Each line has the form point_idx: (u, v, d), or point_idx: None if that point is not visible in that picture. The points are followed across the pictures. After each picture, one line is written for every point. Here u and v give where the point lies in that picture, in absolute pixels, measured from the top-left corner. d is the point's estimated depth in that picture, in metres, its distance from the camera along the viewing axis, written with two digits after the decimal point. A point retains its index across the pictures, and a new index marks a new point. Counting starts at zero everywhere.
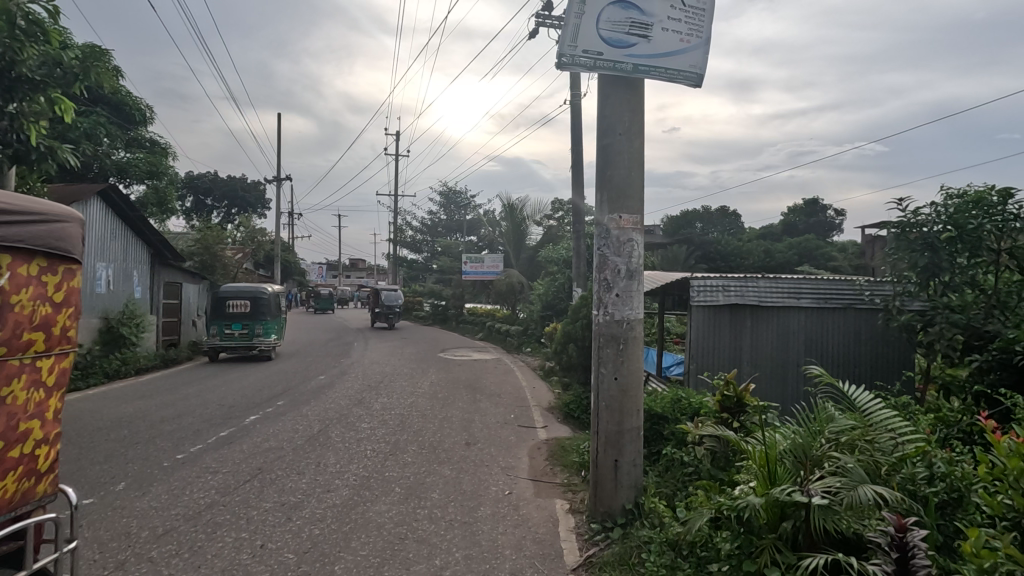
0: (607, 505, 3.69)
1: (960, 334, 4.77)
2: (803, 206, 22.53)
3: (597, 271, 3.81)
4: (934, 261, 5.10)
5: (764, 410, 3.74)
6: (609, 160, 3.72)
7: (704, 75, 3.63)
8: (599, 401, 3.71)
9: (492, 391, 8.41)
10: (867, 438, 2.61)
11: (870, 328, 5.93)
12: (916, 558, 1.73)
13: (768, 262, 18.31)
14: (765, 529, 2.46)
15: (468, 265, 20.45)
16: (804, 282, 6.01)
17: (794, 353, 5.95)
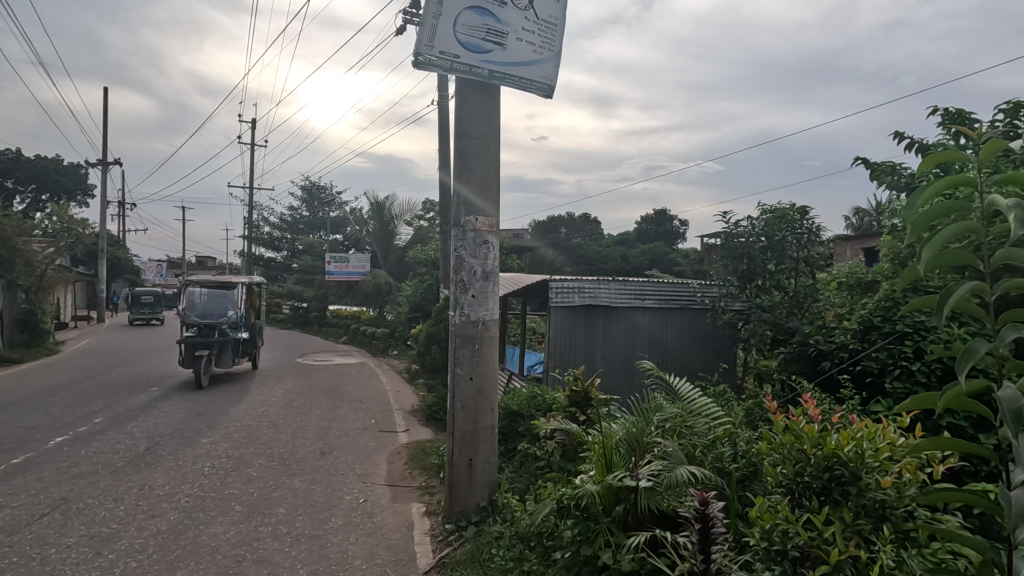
0: (462, 504, 3.72)
1: (768, 330, 5.56)
2: (654, 218, 24.64)
3: (453, 272, 3.83)
4: (750, 267, 5.89)
5: (608, 403, 4.02)
6: (465, 162, 3.76)
7: (555, 87, 3.82)
8: (455, 402, 3.73)
9: (353, 396, 8.10)
10: (688, 423, 2.92)
11: (701, 326, 6.64)
12: (714, 527, 1.95)
13: (623, 267, 19.78)
14: (601, 513, 2.65)
15: (332, 265, 19.53)
16: (648, 285, 6.59)
17: (638, 350, 6.50)
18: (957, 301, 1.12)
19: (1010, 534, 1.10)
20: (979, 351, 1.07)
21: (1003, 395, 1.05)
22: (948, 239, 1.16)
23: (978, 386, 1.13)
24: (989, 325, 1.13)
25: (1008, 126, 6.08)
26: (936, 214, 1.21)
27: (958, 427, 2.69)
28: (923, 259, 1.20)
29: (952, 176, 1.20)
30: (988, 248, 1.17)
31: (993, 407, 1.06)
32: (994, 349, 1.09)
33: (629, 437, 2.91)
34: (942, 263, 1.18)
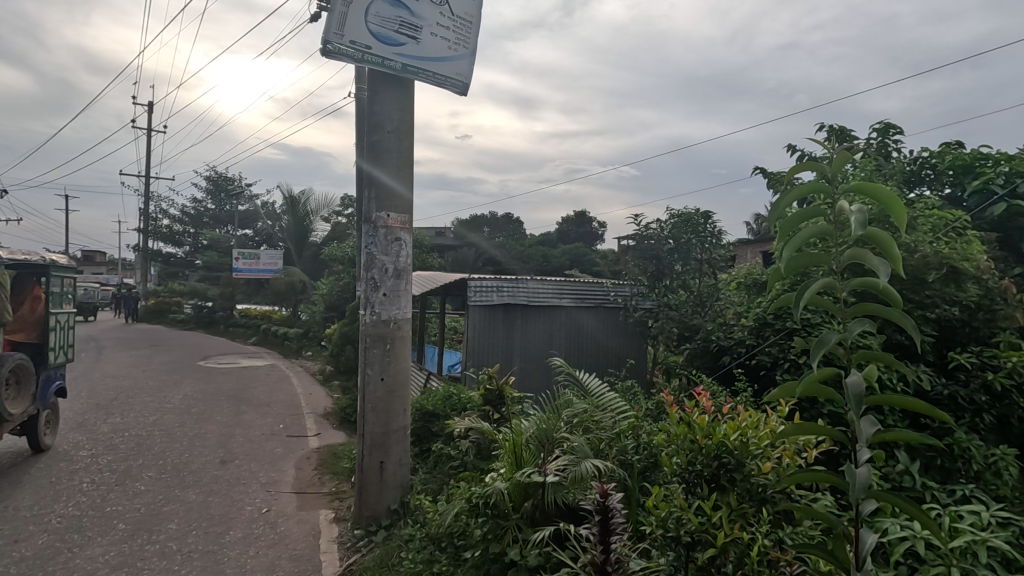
0: (372, 508, 3.62)
1: (675, 328, 5.85)
2: (574, 219, 25.19)
3: (364, 270, 3.72)
4: (658, 268, 6.23)
5: (521, 401, 4.06)
6: (377, 156, 3.66)
7: (469, 85, 3.81)
8: (365, 403, 3.62)
9: (261, 400, 7.66)
10: (595, 418, 3.01)
11: (615, 324, 6.88)
12: (614, 518, 2.00)
13: (544, 266, 20.12)
14: (511, 510, 2.67)
15: (240, 261, 18.35)
16: (566, 284, 6.73)
17: (555, 347, 6.62)
18: (810, 295, 1.24)
19: (853, 506, 1.22)
20: (828, 341, 1.18)
21: (848, 382, 1.16)
22: (804, 240, 1.29)
23: (830, 374, 1.24)
24: (838, 318, 1.26)
25: (880, 144, 6.80)
26: (796, 217, 1.34)
27: (834, 414, 2.95)
28: (784, 257, 1.32)
29: (807, 183, 1.33)
30: (837, 248, 1.30)
31: (840, 392, 1.17)
32: (842, 340, 1.21)
33: (539, 433, 2.95)
34: (801, 262, 1.31)
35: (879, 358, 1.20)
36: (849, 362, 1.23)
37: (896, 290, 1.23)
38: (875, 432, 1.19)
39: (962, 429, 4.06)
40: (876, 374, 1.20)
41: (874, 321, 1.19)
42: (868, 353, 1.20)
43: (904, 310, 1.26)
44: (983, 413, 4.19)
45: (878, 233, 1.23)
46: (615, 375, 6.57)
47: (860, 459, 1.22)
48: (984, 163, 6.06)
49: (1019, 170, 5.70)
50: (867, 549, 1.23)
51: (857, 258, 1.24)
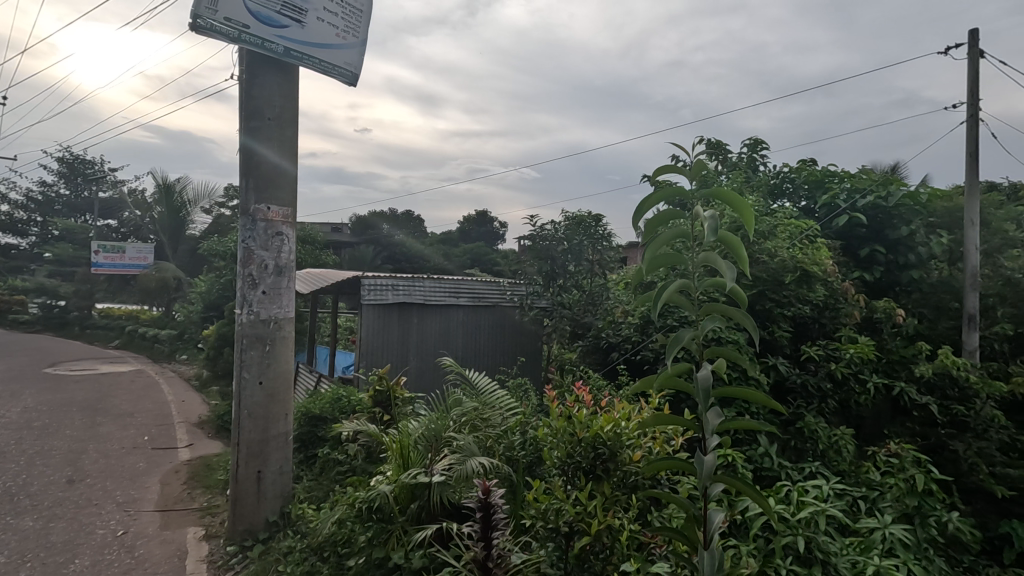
0: (248, 522, 3.37)
1: (568, 326, 6.05)
2: (476, 218, 25.18)
3: (240, 266, 3.45)
4: (553, 268, 6.42)
5: (413, 401, 4.00)
6: (256, 144, 3.41)
7: (359, 76, 3.68)
8: (240, 409, 3.37)
9: (122, 410, 6.87)
10: (483, 416, 3.03)
11: (511, 322, 6.99)
12: (496, 514, 2.01)
13: (445, 266, 19.91)
14: (396, 513, 2.61)
15: (101, 255, 16.35)
16: (463, 283, 6.71)
17: (452, 347, 6.59)
18: (667, 295, 1.33)
19: (698, 488, 1.33)
20: (681, 338, 1.27)
21: (698, 375, 1.25)
22: (663, 242, 1.38)
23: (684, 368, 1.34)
24: (693, 315, 1.36)
25: (749, 159, 7.52)
26: (659, 218, 1.42)
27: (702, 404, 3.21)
28: (646, 258, 1.41)
29: (669, 186, 1.41)
30: (694, 251, 1.40)
31: (691, 385, 1.26)
32: (695, 337, 1.30)
33: (427, 434, 2.92)
34: (661, 261, 1.40)
35: (727, 354, 1.31)
36: (701, 356, 1.34)
37: (741, 292, 1.33)
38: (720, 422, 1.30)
39: (811, 413, 4.60)
40: (725, 367, 1.31)
41: (722, 318, 1.30)
42: (717, 348, 1.31)
43: (748, 311, 1.37)
44: (828, 398, 4.77)
45: (727, 237, 1.33)
46: (507, 373, 6.68)
47: (708, 447, 1.32)
48: (831, 178, 6.90)
49: (858, 186, 6.57)
50: (716, 532, 1.32)
51: (709, 260, 1.33)
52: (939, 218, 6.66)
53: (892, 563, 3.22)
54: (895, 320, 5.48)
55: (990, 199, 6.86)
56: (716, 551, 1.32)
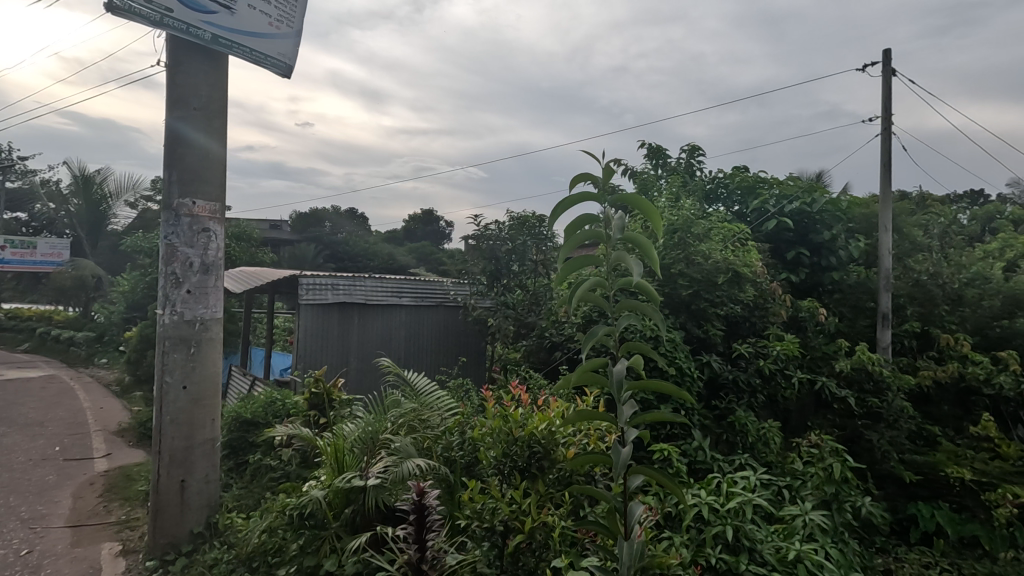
0: (170, 534, 3.19)
1: (511, 326, 6.06)
2: (422, 216, 24.85)
3: (162, 263, 3.26)
4: (497, 268, 6.44)
5: (351, 403, 3.90)
6: (180, 134, 3.23)
7: (293, 68, 3.56)
8: (162, 416, 3.18)
9: (31, 419, 6.34)
10: (421, 417, 2.99)
11: (454, 322, 6.95)
12: (430, 515, 1.99)
13: (390, 265, 19.48)
14: (330, 520, 2.54)
15: (7, 251, 15.01)
16: (406, 283, 6.61)
17: (395, 347, 6.48)
18: (579, 293, 1.46)
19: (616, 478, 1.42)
20: (595, 333, 1.43)
21: (613, 370, 1.37)
22: (576, 244, 1.51)
23: (598, 362, 1.46)
24: (607, 311, 1.44)
25: (687, 164, 7.80)
26: (575, 222, 1.52)
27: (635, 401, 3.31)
28: (563, 261, 1.55)
29: (582, 193, 1.51)
30: (607, 251, 1.48)
31: (607, 379, 1.39)
32: (608, 332, 1.45)
33: (362, 437, 2.85)
34: (577, 263, 1.53)
35: (641, 350, 1.37)
36: (616, 352, 1.43)
37: (650, 286, 1.39)
38: (631, 413, 1.41)
39: (741, 408, 4.83)
40: (641, 364, 1.36)
41: (634, 314, 1.36)
42: (632, 344, 1.38)
43: (658, 306, 1.41)
44: (757, 392, 5.01)
45: (635, 236, 1.43)
46: (448, 373, 6.63)
47: (627, 439, 1.42)
48: (762, 184, 7.26)
49: (786, 193, 6.94)
50: (635, 520, 1.43)
51: (620, 259, 1.43)
52: (856, 223, 7.14)
53: (813, 548, 3.43)
54: (818, 319, 5.84)
55: (901, 207, 7.43)
56: (635, 541, 1.46)
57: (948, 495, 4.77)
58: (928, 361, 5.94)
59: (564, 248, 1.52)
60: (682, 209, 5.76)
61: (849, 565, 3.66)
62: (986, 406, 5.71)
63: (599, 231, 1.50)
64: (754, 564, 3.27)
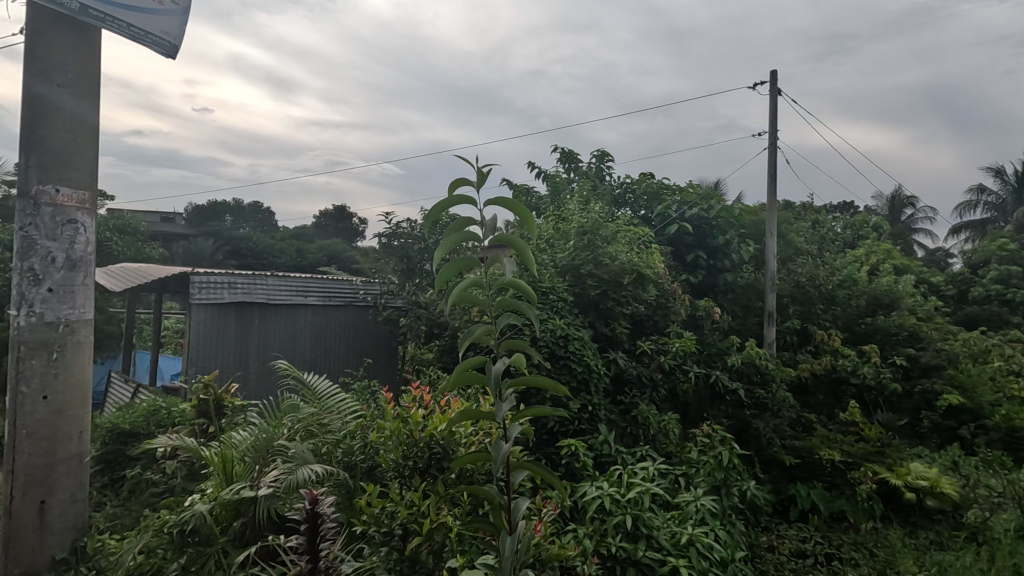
0: (26, 563, 2.83)
1: (422, 326, 5.93)
2: (333, 212, 23.83)
3: (17, 257, 2.89)
4: (409, 267, 6.31)
5: (246, 409, 3.66)
6: (40, 113, 2.88)
7: (178, 48, 3.23)
8: (16, 430, 2.82)
9: None
10: (321, 422, 2.88)
11: (363, 323, 6.74)
12: (324, 523, 1.91)
13: (299, 263, 18.47)
14: (216, 535, 2.37)
15: None
16: (311, 281, 6.31)
17: (299, 349, 6.18)
18: (458, 294, 1.58)
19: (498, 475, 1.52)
20: (475, 333, 1.58)
21: (492, 367, 1.50)
22: (453, 248, 1.55)
23: (479, 362, 1.58)
24: (487, 310, 1.60)
25: (597, 168, 8.08)
26: (454, 224, 1.55)
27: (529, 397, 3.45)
28: (441, 266, 1.57)
29: (458, 196, 1.50)
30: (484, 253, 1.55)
31: (487, 378, 1.49)
32: (488, 331, 1.60)
33: (255, 445, 2.69)
34: (455, 266, 1.57)
35: (520, 348, 1.55)
36: (498, 350, 1.59)
37: (524, 284, 1.56)
38: (509, 410, 1.51)
39: (644, 402, 5.08)
40: (523, 360, 1.55)
41: (514, 314, 1.58)
42: (512, 342, 1.56)
43: (532, 305, 1.57)
44: (659, 386, 5.28)
45: (507, 235, 1.54)
46: (352, 375, 6.38)
47: (510, 436, 1.53)
48: (666, 191, 7.68)
49: (687, 199, 7.39)
50: (519, 514, 1.56)
51: (496, 259, 1.54)
52: (747, 230, 7.76)
53: (703, 531, 3.68)
54: (713, 317, 6.28)
55: (785, 216, 8.16)
56: (518, 534, 1.55)
57: (822, 475, 5.28)
58: (806, 356, 6.57)
59: (442, 251, 1.55)
60: (591, 212, 5.95)
61: (734, 544, 3.97)
62: (852, 394, 6.44)
63: (475, 234, 1.56)
64: (650, 550, 3.45)
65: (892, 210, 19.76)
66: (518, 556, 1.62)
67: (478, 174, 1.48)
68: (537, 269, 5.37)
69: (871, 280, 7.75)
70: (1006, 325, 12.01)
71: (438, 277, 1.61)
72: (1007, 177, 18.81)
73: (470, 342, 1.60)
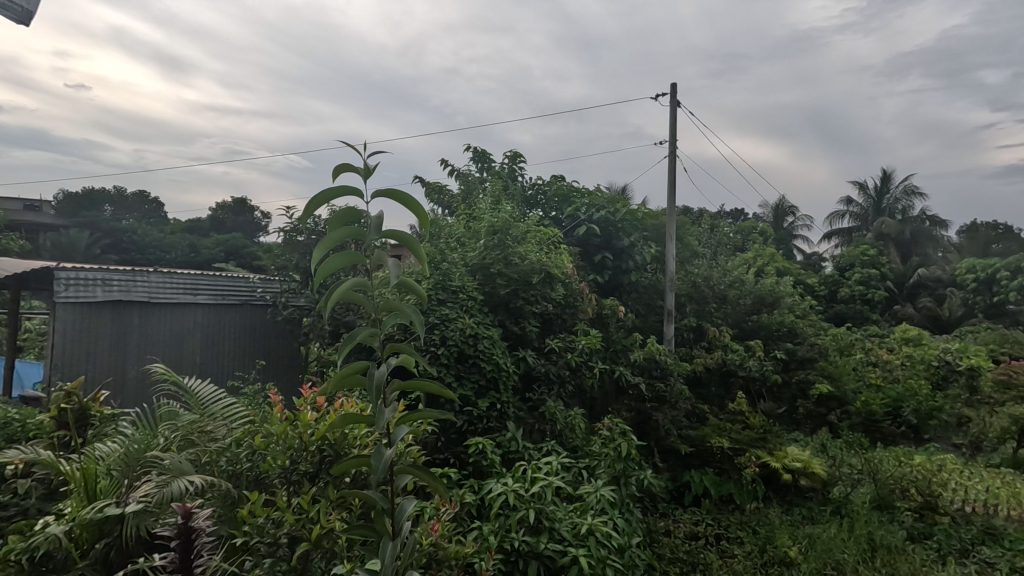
0: None
1: (327, 325, 5.67)
2: (232, 205, 22.23)
3: None
4: (311, 264, 5.97)
5: (117, 418, 3.31)
6: None
7: (35, 16, 2.86)
8: None
9: None
10: (203, 429, 2.65)
11: (261, 322, 6.34)
12: (199, 537, 1.77)
13: (192, 259, 17.05)
14: (75, 559, 2.12)
15: None
16: (201, 278, 5.84)
17: (187, 351, 5.71)
18: (340, 293, 1.53)
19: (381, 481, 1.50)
20: (360, 336, 1.53)
21: (376, 372, 1.45)
22: (335, 244, 1.49)
23: (362, 366, 1.55)
24: (371, 311, 1.57)
25: (510, 169, 8.17)
26: (337, 217, 1.50)
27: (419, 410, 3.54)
28: (322, 261, 1.51)
29: (342, 187, 1.44)
30: (369, 251, 1.51)
31: (368, 382, 1.44)
32: (372, 334, 1.55)
33: (124, 457, 2.45)
34: (338, 262, 1.51)
35: (405, 352, 1.55)
36: (383, 353, 1.57)
37: (410, 285, 1.53)
38: (393, 415, 1.49)
39: (551, 398, 5.20)
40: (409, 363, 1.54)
41: (399, 317, 1.58)
42: (397, 345, 1.54)
43: (418, 308, 1.57)
44: (566, 382, 5.43)
45: (395, 232, 1.53)
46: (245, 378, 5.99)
47: (393, 440, 1.50)
48: (575, 194, 7.90)
49: (594, 202, 7.64)
50: (404, 517, 1.54)
51: (381, 259, 1.51)
52: (649, 233, 8.17)
53: (602, 520, 3.82)
54: (618, 315, 6.54)
55: (684, 221, 8.69)
56: (400, 538, 1.53)
57: (713, 461, 5.69)
58: (701, 351, 7.03)
59: (322, 247, 1.49)
60: (502, 211, 5.98)
61: (631, 531, 4.17)
62: (740, 386, 6.99)
63: (361, 230, 1.52)
64: (552, 542, 3.54)
65: (777, 218, 21.70)
66: (402, 558, 1.60)
67: (364, 164, 1.43)
68: (446, 268, 5.32)
69: (758, 280, 8.44)
70: (867, 321, 13.61)
71: (319, 272, 1.54)
72: (868, 191, 21.30)
73: (353, 345, 1.55)
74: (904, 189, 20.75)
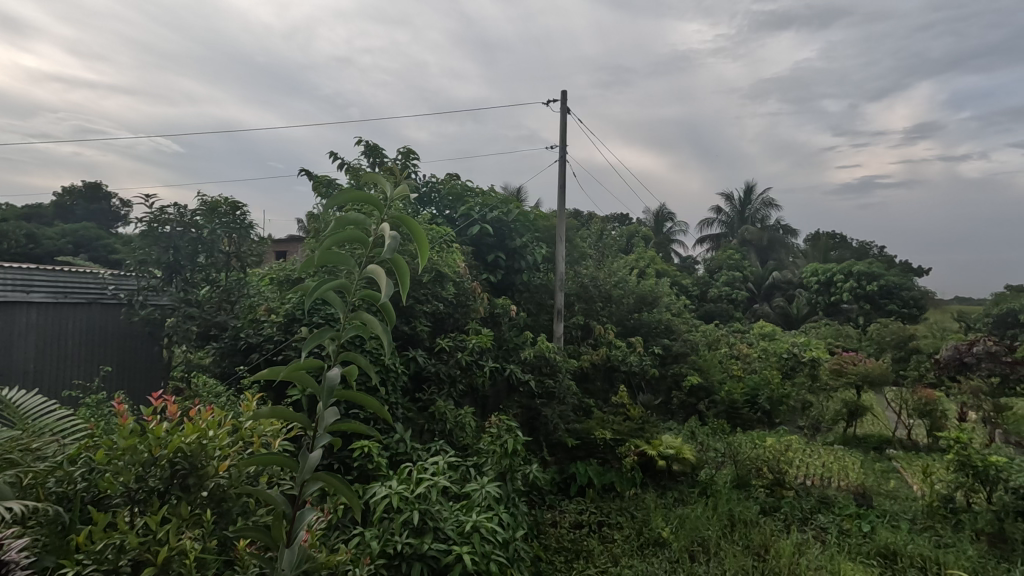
0: None
1: (194, 326, 5.15)
2: (82, 190, 19.53)
3: None
4: (176, 260, 5.26)
5: None
6: None
7: None
8: None
9: None
10: (25, 445, 2.28)
11: (109, 323, 5.63)
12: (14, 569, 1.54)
13: (28, 251, 14.73)
14: None
15: None
16: (37, 272, 5.07)
17: (14, 358, 4.92)
18: (322, 292, 1.56)
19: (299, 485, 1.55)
20: (320, 337, 1.56)
21: (328, 374, 1.48)
22: (337, 242, 1.59)
23: (313, 363, 1.56)
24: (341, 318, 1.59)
25: (405, 164, 8.07)
26: (343, 219, 1.61)
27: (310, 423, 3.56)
28: (320, 253, 1.58)
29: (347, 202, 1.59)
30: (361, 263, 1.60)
31: (320, 381, 1.47)
32: (333, 339, 1.59)
33: None
34: (332, 257, 1.59)
35: (355, 361, 1.56)
36: (336, 360, 1.60)
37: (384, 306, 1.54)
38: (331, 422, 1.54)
39: (441, 398, 5.17)
40: (356, 370, 1.57)
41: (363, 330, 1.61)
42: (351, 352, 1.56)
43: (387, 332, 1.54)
44: (456, 382, 5.43)
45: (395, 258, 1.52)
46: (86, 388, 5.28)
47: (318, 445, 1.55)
48: (468, 194, 7.90)
49: (488, 203, 7.71)
50: (306, 520, 1.57)
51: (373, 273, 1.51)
52: (540, 234, 8.42)
53: (487, 516, 3.87)
54: (509, 314, 6.60)
55: (573, 223, 9.05)
56: (297, 547, 1.58)
57: (596, 452, 5.96)
58: (587, 348, 7.35)
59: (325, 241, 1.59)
60: None
61: (516, 525, 4.26)
62: (622, 380, 7.41)
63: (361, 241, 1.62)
64: (437, 541, 3.52)
65: (657, 224, 23.38)
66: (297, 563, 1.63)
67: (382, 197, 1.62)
68: None
69: (639, 281, 9.00)
70: (731, 319, 15.09)
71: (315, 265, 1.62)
72: (734, 202, 23.63)
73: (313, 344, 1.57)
74: (763, 201, 23.27)
